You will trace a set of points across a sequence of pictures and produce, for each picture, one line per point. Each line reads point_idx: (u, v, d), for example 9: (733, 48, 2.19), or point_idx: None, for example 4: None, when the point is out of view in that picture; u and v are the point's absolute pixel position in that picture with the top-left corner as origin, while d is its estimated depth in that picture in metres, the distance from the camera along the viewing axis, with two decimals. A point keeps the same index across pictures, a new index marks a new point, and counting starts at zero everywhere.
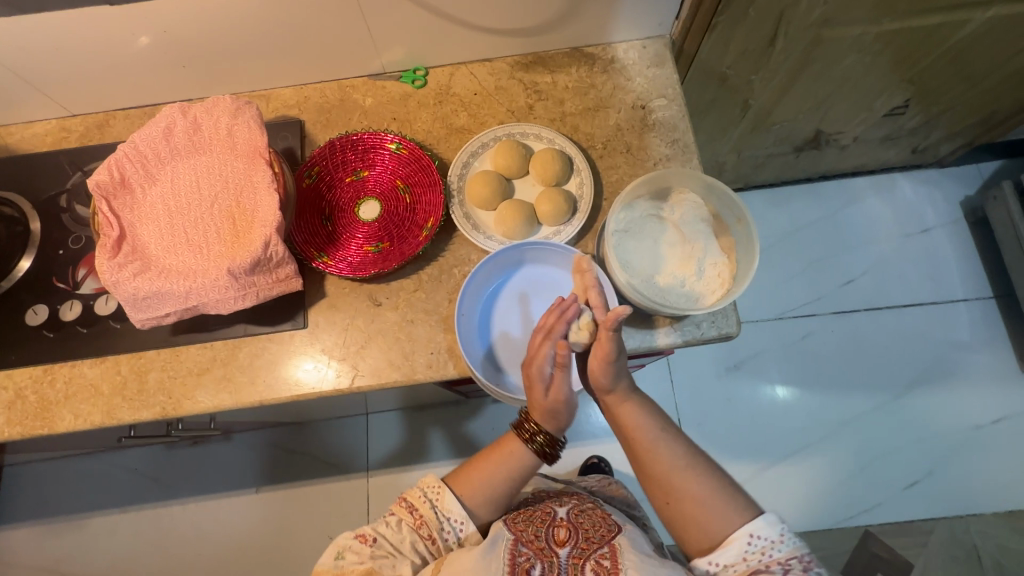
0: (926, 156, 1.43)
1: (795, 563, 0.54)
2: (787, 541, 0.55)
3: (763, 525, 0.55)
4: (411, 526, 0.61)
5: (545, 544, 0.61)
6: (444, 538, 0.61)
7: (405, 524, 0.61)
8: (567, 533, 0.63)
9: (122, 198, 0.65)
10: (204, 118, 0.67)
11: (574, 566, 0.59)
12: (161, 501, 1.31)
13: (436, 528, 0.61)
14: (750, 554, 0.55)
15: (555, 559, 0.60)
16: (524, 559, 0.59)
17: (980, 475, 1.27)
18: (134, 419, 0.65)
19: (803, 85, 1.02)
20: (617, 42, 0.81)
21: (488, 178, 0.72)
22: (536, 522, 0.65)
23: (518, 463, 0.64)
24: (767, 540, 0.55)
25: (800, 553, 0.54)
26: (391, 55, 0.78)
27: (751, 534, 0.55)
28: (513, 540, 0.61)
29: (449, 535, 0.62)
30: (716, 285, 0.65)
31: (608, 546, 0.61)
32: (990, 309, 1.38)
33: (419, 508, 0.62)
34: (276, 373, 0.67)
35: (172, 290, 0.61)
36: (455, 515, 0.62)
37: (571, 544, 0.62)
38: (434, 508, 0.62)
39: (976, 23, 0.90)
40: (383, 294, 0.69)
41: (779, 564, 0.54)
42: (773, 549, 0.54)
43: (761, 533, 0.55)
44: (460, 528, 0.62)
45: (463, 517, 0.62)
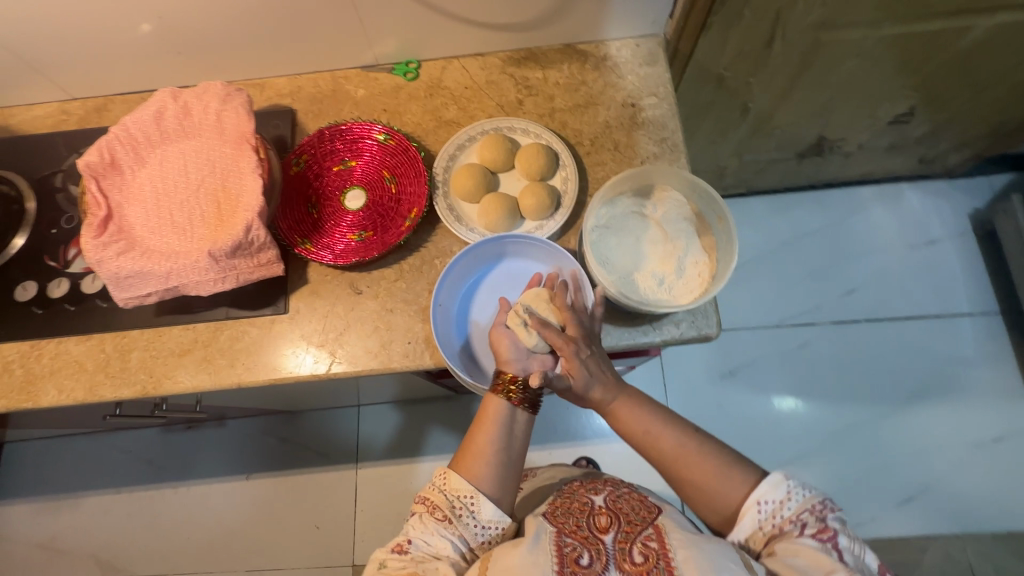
0: (934, 167, 1.40)
1: (808, 517, 0.54)
2: (796, 497, 0.56)
3: (767, 488, 0.57)
4: (427, 517, 0.58)
5: (588, 532, 0.61)
6: (460, 519, 0.58)
7: (425, 517, 0.59)
8: (609, 519, 0.63)
9: (111, 179, 0.66)
10: (194, 103, 0.68)
11: (621, 551, 0.59)
12: (153, 483, 1.33)
13: (449, 508, 0.58)
14: (765, 522, 0.56)
15: (601, 546, 0.60)
16: (570, 548, 0.59)
17: (979, 493, 1.24)
18: (115, 396, 0.66)
19: (803, 89, 1.00)
20: (610, 40, 0.81)
21: (473, 171, 0.72)
22: (575, 512, 0.64)
23: (502, 423, 0.62)
24: (775, 503, 0.56)
25: (812, 505, 0.55)
26: (383, 47, 0.78)
27: (758, 501, 0.56)
28: (556, 532, 0.61)
29: (466, 515, 0.58)
30: (694, 284, 0.64)
31: (652, 528, 0.61)
32: (995, 325, 1.35)
33: (432, 497, 0.60)
34: (256, 357, 0.68)
35: (154, 270, 0.62)
36: (463, 491, 0.59)
37: (615, 529, 0.62)
38: (441, 488, 0.60)
39: (981, 30, 0.88)
40: (364, 283, 0.70)
41: (793, 522, 0.55)
42: (782, 510, 0.56)
43: (768, 497, 0.56)
44: (472, 503, 0.58)
45: (470, 491, 0.59)
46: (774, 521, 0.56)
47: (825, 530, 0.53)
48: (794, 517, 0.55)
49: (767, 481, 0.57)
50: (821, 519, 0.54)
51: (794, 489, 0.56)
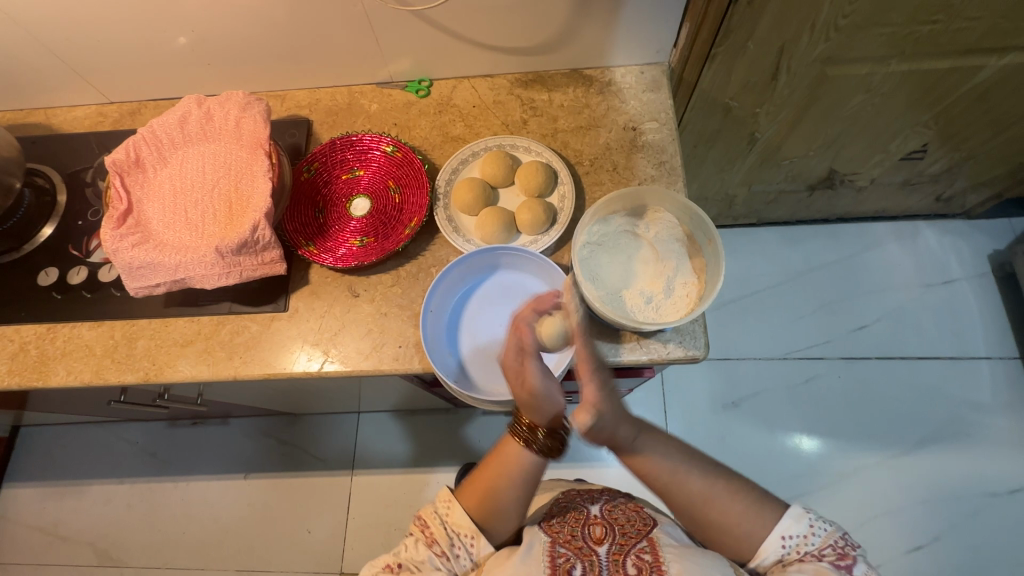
0: (952, 206, 1.38)
1: (831, 551, 0.57)
2: (819, 530, 0.58)
3: (791, 522, 0.59)
4: (424, 543, 0.61)
5: (583, 542, 0.62)
6: (456, 557, 0.61)
7: (420, 543, 0.61)
8: (603, 530, 0.63)
9: (134, 176, 0.71)
10: (216, 109, 0.72)
11: (615, 563, 0.59)
12: (156, 475, 1.36)
13: (448, 544, 0.61)
14: (787, 554, 0.58)
15: (594, 558, 0.60)
16: (564, 559, 0.60)
17: (992, 546, 1.18)
18: (119, 380, 0.70)
19: (812, 122, 1.01)
20: (616, 66, 0.84)
21: (473, 185, 0.75)
22: (571, 522, 0.64)
23: (517, 471, 0.63)
24: (800, 536, 0.58)
25: (833, 540, 0.57)
26: (398, 66, 0.83)
27: (781, 536, 0.58)
28: (551, 542, 0.62)
29: (461, 552, 0.61)
30: (682, 304, 0.65)
31: (646, 541, 0.61)
32: (1015, 370, 1.30)
33: (431, 525, 0.62)
34: (254, 352, 0.70)
35: (164, 263, 0.65)
36: (466, 531, 0.61)
37: (609, 540, 0.62)
38: (444, 522, 0.62)
39: (992, 69, 0.89)
40: (361, 286, 0.72)
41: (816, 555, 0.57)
42: (806, 543, 0.58)
43: (793, 531, 0.58)
44: (473, 543, 0.61)
45: (473, 531, 0.61)
46: (797, 552, 0.58)
47: (844, 559, 0.56)
48: (817, 551, 0.57)
49: (789, 515, 0.59)
50: (841, 551, 0.56)
51: (816, 522, 0.59)
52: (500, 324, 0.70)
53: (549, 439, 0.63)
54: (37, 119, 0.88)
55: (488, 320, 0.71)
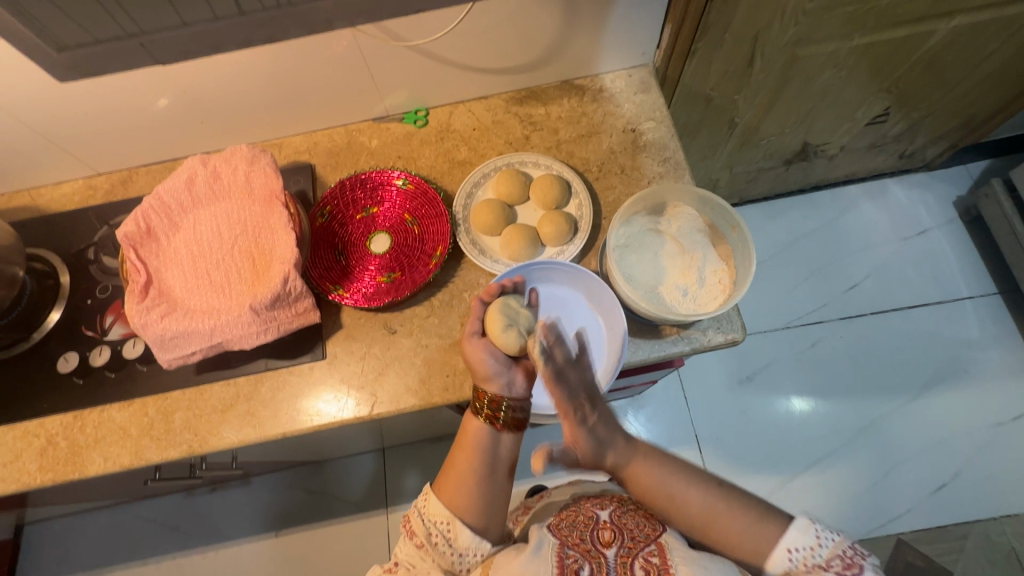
0: (914, 161, 1.46)
1: (838, 563, 0.55)
2: (826, 541, 0.57)
3: (797, 535, 0.58)
4: (408, 539, 0.62)
5: (590, 545, 0.62)
6: (435, 545, 0.61)
7: (406, 539, 0.63)
8: (612, 534, 0.64)
9: (148, 246, 0.69)
10: (223, 167, 0.71)
11: (623, 565, 0.60)
12: (181, 550, 1.30)
13: (425, 534, 0.61)
14: (796, 566, 0.57)
15: (602, 560, 0.61)
16: (572, 560, 0.60)
17: (1007, 473, 1.25)
18: (162, 458, 0.67)
19: (785, 101, 1.06)
20: (604, 73, 0.86)
21: (492, 206, 0.75)
22: (580, 526, 0.65)
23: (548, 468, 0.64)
24: (806, 549, 0.57)
25: (842, 550, 0.56)
26: (394, 99, 0.83)
27: (788, 548, 0.57)
28: (559, 544, 0.62)
29: (438, 539, 0.61)
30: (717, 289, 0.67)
31: (655, 544, 0.62)
32: (996, 305, 1.38)
33: (411, 519, 0.63)
34: (297, 406, 0.69)
35: (197, 330, 0.63)
36: (438, 516, 0.61)
37: (617, 544, 0.63)
38: (421, 514, 0.62)
39: (943, 32, 0.95)
40: (397, 322, 0.72)
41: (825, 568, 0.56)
42: (813, 556, 0.56)
43: (799, 544, 0.57)
44: (448, 529, 0.61)
45: (447, 516, 0.61)
46: (804, 565, 0.57)
47: (851, 569, 0.55)
48: (823, 563, 0.56)
49: (795, 527, 0.58)
50: (848, 560, 0.55)
51: (823, 533, 0.57)
52: None
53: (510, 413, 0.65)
54: (22, 202, 0.84)
55: None
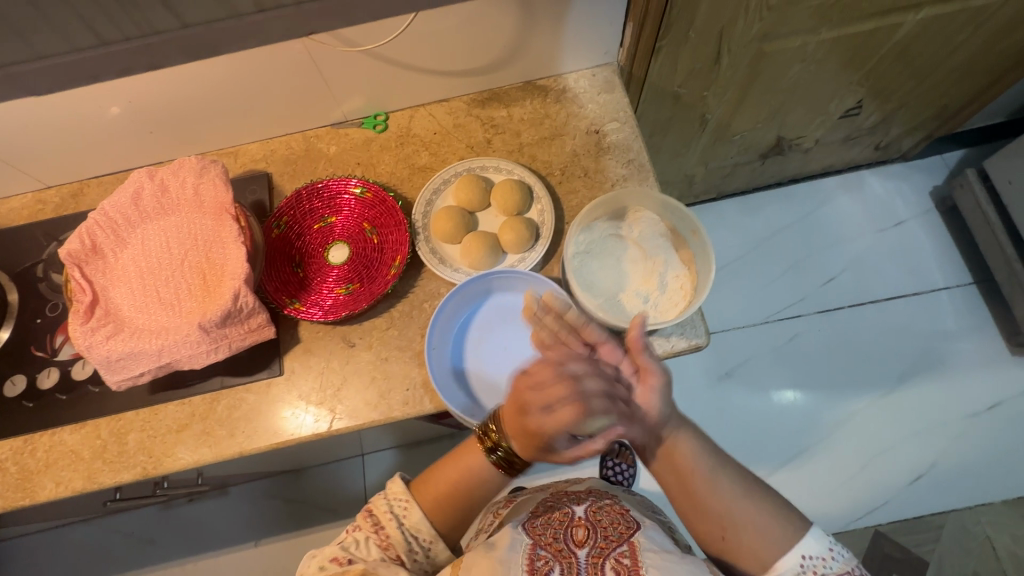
0: (890, 151, 1.46)
1: None
2: (838, 556, 0.57)
3: (812, 543, 0.57)
4: (378, 546, 0.60)
5: (562, 544, 0.61)
6: (412, 558, 0.61)
7: (371, 541, 0.60)
8: (585, 533, 0.62)
9: (94, 264, 0.67)
10: (171, 179, 0.69)
11: (594, 565, 0.58)
12: (159, 562, 1.29)
13: (404, 548, 0.60)
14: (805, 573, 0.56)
15: (573, 560, 0.59)
16: (542, 562, 0.59)
17: (982, 461, 1.26)
18: (116, 481, 0.65)
19: (755, 96, 1.05)
20: (567, 73, 0.84)
21: (451, 214, 0.74)
22: (554, 523, 0.64)
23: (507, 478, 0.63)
24: (818, 558, 0.56)
25: (852, 566, 0.56)
26: (351, 104, 0.81)
27: (802, 554, 0.57)
28: (531, 543, 0.61)
29: (416, 553, 0.61)
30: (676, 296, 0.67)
31: (627, 543, 0.60)
32: (972, 295, 1.39)
33: (387, 526, 0.61)
34: (254, 425, 0.67)
35: (144, 350, 0.61)
36: (423, 533, 0.61)
37: (589, 544, 0.60)
38: (401, 524, 0.61)
39: (910, 25, 0.94)
40: (356, 335, 0.71)
41: None
42: (825, 566, 0.56)
43: (812, 552, 0.57)
44: (430, 547, 0.62)
45: (431, 535, 0.61)
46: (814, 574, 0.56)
47: None
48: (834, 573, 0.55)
49: (811, 535, 0.58)
50: None
51: (836, 547, 0.57)
52: (503, 348, 0.70)
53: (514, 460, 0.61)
54: None
55: (491, 347, 0.70)
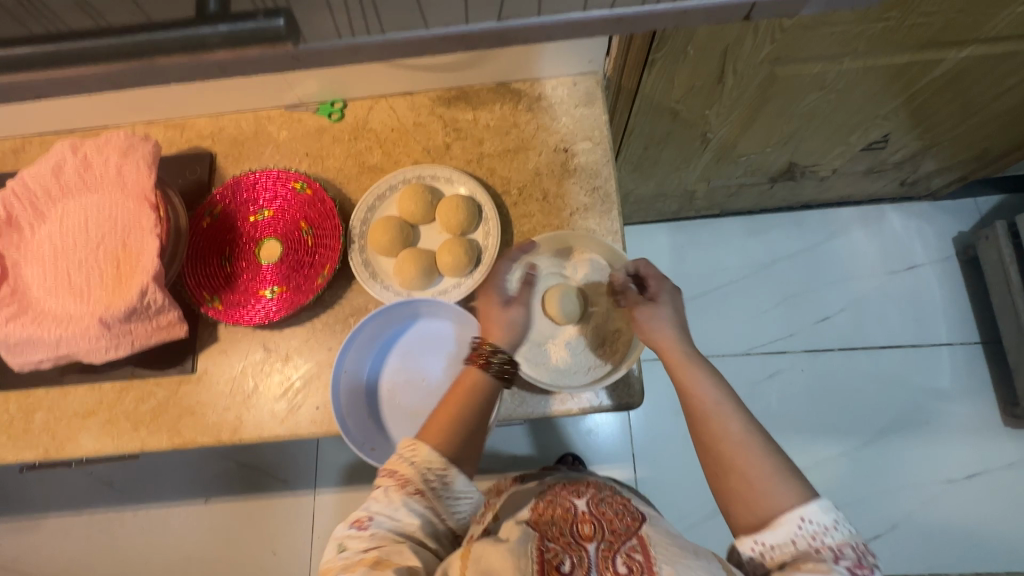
0: (917, 189, 1.34)
1: (851, 554, 0.46)
2: (842, 528, 0.47)
3: (815, 508, 0.47)
4: (397, 489, 0.51)
5: (571, 539, 0.57)
6: (433, 492, 0.52)
7: (388, 489, 0.51)
8: (592, 528, 0.59)
9: (10, 236, 0.64)
10: (94, 155, 0.65)
11: (604, 560, 0.54)
12: (113, 505, 1.33)
13: (420, 481, 0.52)
14: (801, 538, 0.47)
15: (584, 554, 0.55)
16: (552, 554, 0.54)
17: (947, 531, 1.20)
18: (18, 460, 0.65)
19: (765, 119, 0.95)
20: (546, 78, 0.76)
21: (390, 225, 0.69)
22: (559, 520, 0.61)
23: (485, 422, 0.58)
24: (818, 525, 0.47)
25: (856, 544, 0.47)
26: (305, 88, 0.74)
27: (801, 516, 0.47)
28: (540, 537, 0.56)
29: (439, 489, 0.52)
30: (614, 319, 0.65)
31: (636, 537, 0.56)
32: (975, 356, 1.29)
33: (399, 467, 0.52)
34: (160, 421, 0.65)
35: (43, 338, 0.59)
36: (435, 463, 0.52)
37: (598, 539, 0.57)
38: (410, 460, 0.52)
39: (952, 62, 0.82)
40: (275, 342, 0.67)
41: (831, 552, 0.46)
42: (825, 535, 0.47)
43: (812, 516, 0.47)
44: (445, 477, 0.53)
45: (442, 462, 0.52)
46: (812, 541, 0.47)
47: (862, 567, 0.45)
48: (834, 549, 0.46)
49: (816, 501, 0.48)
50: (860, 557, 0.46)
51: (842, 518, 0.47)
52: (423, 379, 0.67)
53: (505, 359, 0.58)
54: None
55: (410, 376, 0.67)
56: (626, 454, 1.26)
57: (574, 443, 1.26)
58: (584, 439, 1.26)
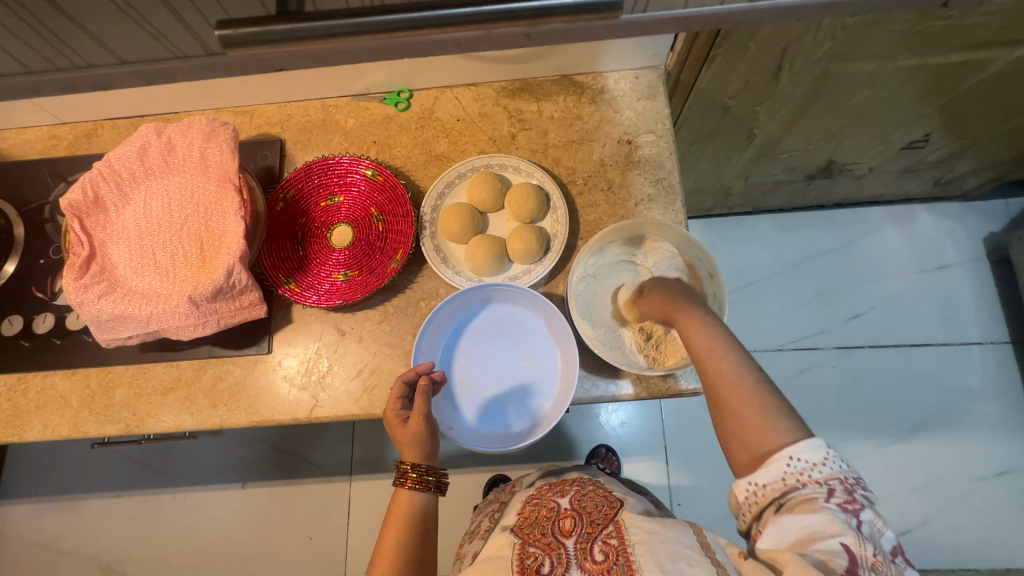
0: (950, 189, 1.35)
1: (837, 484, 0.46)
2: (832, 463, 0.47)
3: (807, 448, 0.47)
4: None
5: (551, 537, 0.61)
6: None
7: None
8: (572, 523, 0.62)
9: (95, 216, 0.66)
10: (179, 139, 0.67)
11: (582, 551, 0.58)
12: (151, 488, 1.35)
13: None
14: (791, 475, 0.47)
15: (562, 551, 0.59)
16: (533, 558, 0.58)
17: (976, 527, 1.22)
18: (99, 434, 0.67)
19: (813, 117, 0.96)
20: (608, 72, 0.78)
21: (461, 213, 0.70)
22: (541, 519, 0.64)
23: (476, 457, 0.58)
24: (807, 463, 0.46)
25: (843, 476, 0.47)
26: (374, 78, 0.76)
27: (791, 456, 0.47)
28: (521, 543, 0.60)
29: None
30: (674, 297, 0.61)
31: (613, 524, 0.60)
32: (1004, 355, 1.31)
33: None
34: (238, 398, 0.67)
35: (134, 315, 0.61)
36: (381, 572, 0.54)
37: (577, 532, 0.61)
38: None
39: (1004, 62, 0.83)
40: (348, 324, 0.69)
41: (821, 485, 0.46)
42: (812, 471, 0.46)
43: (804, 455, 0.47)
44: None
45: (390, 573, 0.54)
46: (801, 477, 0.46)
47: (851, 502, 0.46)
48: (823, 481, 0.46)
49: (808, 443, 0.47)
50: (850, 492, 0.46)
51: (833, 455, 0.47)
52: (494, 363, 0.69)
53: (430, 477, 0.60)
54: None
55: (481, 359, 0.69)
56: (658, 446, 1.27)
57: (607, 435, 1.28)
58: (618, 430, 1.28)
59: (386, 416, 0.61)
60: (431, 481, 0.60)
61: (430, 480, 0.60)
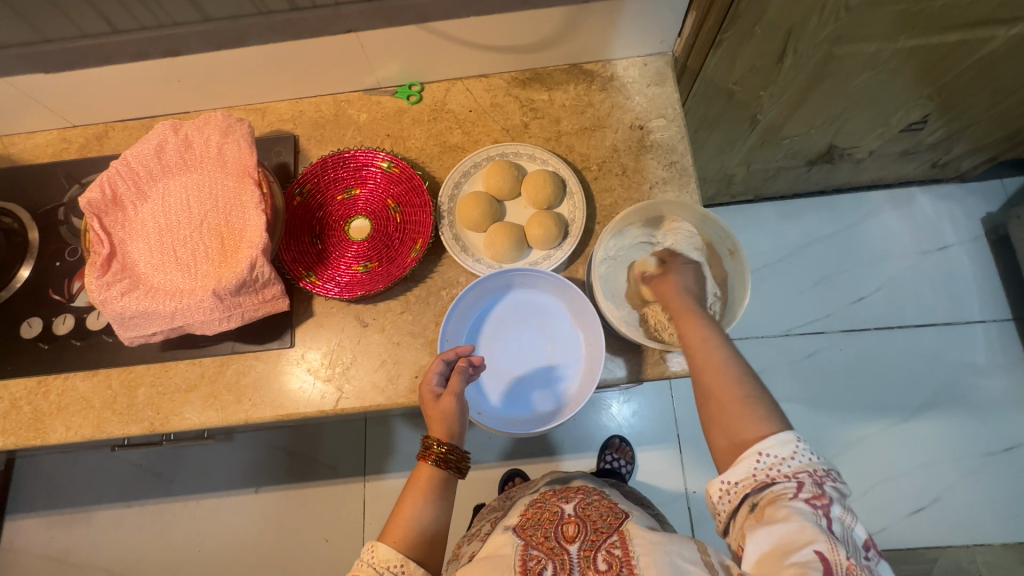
0: (947, 171, 1.37)
1: (806, 478, 0.49)
2: (800, 457, 0.50)
3: (772, 442, 0.50)
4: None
5: (555, 542, 0.60)
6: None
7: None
8: (575, 529, 0.62)
9: (113, 215, 0.65)
10: (195, 135, 0.67)
11: (585, 559, 0.57)
12: (163, 496, 1.34)
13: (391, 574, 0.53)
14: (759, 471, 0.50)
15: (565, 556, 0.58)
16: (536, 561, 0.58)
17: (986, 502, 1.23)
18: (123, 434, 0.66)
19: (815, 101, 0.98)
20: (617, 59, 0.79)
21: (479, 201, 0.71)
22: (544, 524, 0.64)
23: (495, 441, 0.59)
24: (775, 458, 0.50)
25: (812, 470, 0.49)
26: (386, 71, 0.76)
27: (758, 451, 0.50)
28: (523, 544, 0.61)
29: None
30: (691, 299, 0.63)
31: (617, 534, 0.60)
32: (1007, 332, 1.33)
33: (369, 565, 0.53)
34: (262, 393, 0.67)
35: (158, 311, 0.61)
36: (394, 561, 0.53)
37: (580, 539, 0.61)
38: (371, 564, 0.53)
39: (1000, 41, 0.85)
40: (369, 315, 0.69)
41: (789, 479, 0.49)
42: (779, 465, 0.49)
43: (771, 449, 0.50)
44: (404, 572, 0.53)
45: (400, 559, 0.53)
46: (768, 473, 0.49)
47: (819, 498, 0.47)
48: (789, 474, 0.49)
49: (774, 437, 0.51)
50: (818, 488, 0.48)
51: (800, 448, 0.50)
52: (518, 347, 0.69)
53: (452, 455, 0.59)
54: None
55: (505, 345, 0.70)
56: (671, 434, 1.28)
57: (620, 426, 1.28)
58: (629, 420, 1.29)
59: (420, 390, 0.62)
60: (452, 460, 0.59)
61: (453, 459, 0.59)
